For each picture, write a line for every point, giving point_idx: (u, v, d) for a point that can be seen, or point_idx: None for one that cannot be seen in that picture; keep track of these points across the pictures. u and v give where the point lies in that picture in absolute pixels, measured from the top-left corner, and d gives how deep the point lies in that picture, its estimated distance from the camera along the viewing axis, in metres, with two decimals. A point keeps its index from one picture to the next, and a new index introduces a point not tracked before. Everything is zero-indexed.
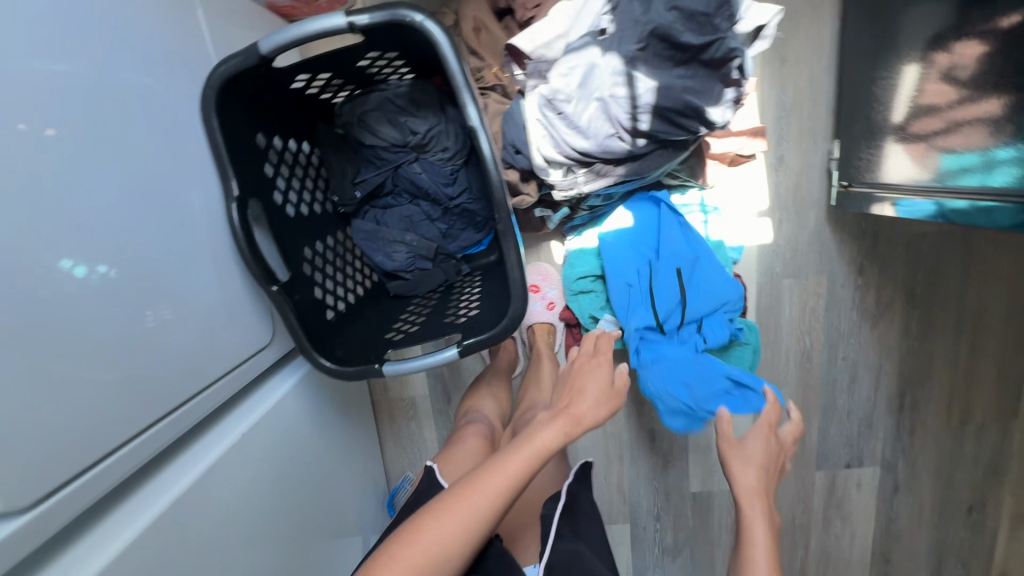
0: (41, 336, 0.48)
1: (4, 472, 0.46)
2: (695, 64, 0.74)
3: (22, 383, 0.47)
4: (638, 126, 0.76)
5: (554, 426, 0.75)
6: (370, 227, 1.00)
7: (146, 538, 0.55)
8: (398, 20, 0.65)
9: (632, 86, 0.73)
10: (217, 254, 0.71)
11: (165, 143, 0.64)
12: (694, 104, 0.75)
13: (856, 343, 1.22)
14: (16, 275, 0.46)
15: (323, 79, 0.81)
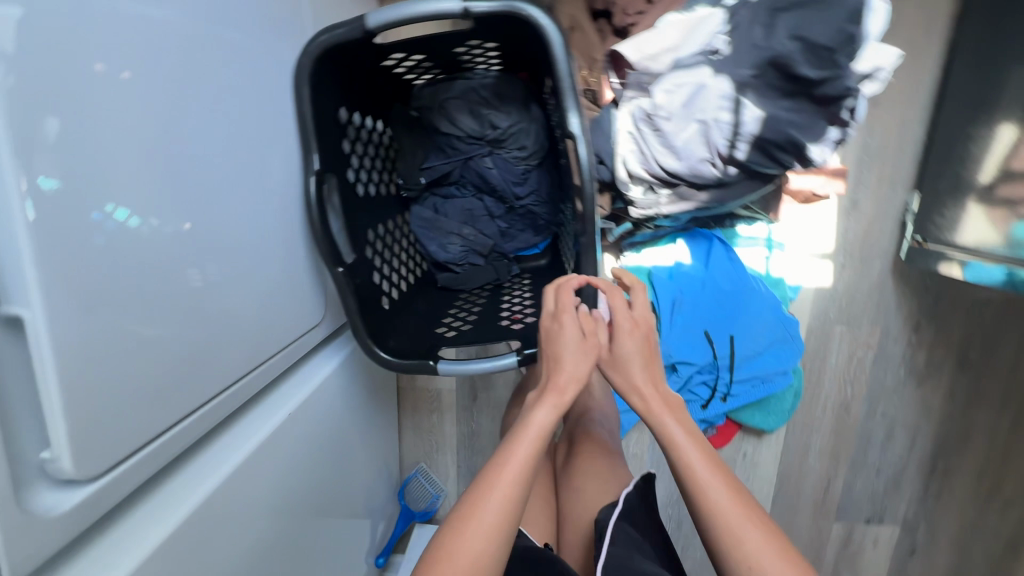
0: (134, 294, 0.46)
1: (90, 434, 0.43)
2: (804, 98, 0.70)
3: (113, 341, 0.44)
4: (734, 154, 0.73)
5: (544, 404, 0.71)
6: (428, 216, 0.98)
7: (199, 511, 0.54)
8: (514, 12, 0.62)
9: (738, 112, 0.70)
10: (289, 228, 0.69)
11: (256, 107, 0.61)
12: (796, 139, 0.72)
13: (898, 400, 1.18)
14: (116, 232, 0.44)
15: (414, 61, 0.79)
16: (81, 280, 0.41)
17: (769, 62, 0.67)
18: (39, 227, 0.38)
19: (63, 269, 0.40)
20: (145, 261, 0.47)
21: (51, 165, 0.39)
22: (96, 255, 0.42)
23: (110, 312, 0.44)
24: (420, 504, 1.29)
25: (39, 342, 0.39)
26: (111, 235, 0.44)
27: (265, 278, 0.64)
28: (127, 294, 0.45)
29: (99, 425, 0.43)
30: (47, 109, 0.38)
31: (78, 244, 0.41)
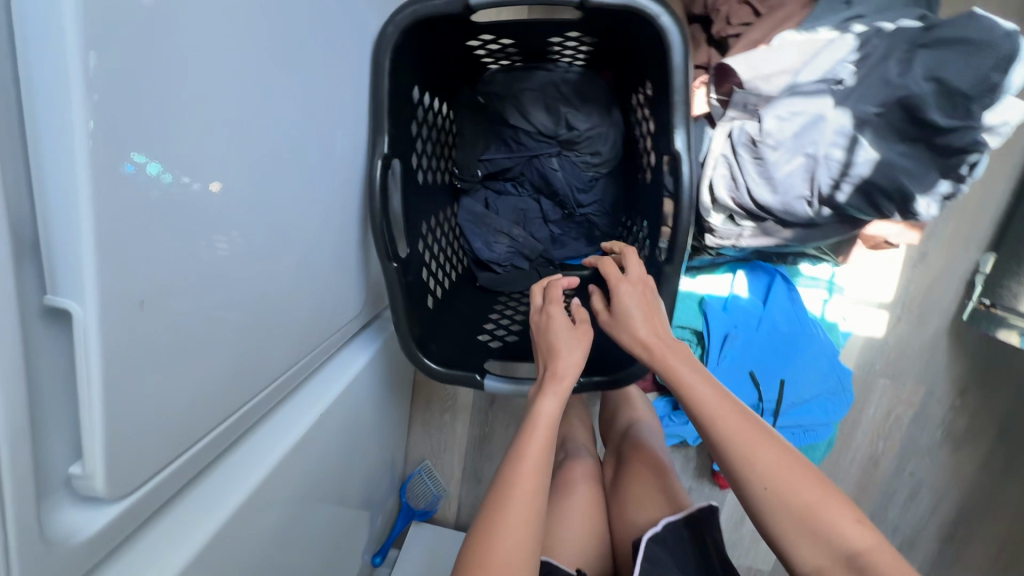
0: (192, 283, 0.40)
1: (131, 449, 0.37)
2: (921, 145, 0.64)
3: (164, 340, 0.38)
4: (835, 195, 0.67)
5: (548, 392, 0.64)
6: (477, 209, 0.90)
7: (229, 523, 0.48)
8: (635, 10, 0.54)
9: (852, 151, 0.63)
10: (343, 212, 0.62)
11: (331, 76, 0.54)
12: (906, 190, 0.65)
13: (929, 462, 1.14)
14: (182, 214, 0.38)
15: (501, 45, 0.72)
16: (139, 268, 0.35)
17: (895, 101, 0.61)
18: (105, 210, 0.31)
19: (124, 257, 0.33)
20: (206, 244, 0.41)
21: (122, 131, 0.32)
22: (159, 239, 0.36)
23: (168, 305, 0.38)
24: (421, 502, 1.24)
25: (88, 345, 0.32)
26: (178, 214, 0.37)
27: (315, 268, 0.58)
28: (186, 285, 0.39)
29: (135, 430, 0.37)
30: (121, 55, 0.31)
31: (142, 224, 0.34)
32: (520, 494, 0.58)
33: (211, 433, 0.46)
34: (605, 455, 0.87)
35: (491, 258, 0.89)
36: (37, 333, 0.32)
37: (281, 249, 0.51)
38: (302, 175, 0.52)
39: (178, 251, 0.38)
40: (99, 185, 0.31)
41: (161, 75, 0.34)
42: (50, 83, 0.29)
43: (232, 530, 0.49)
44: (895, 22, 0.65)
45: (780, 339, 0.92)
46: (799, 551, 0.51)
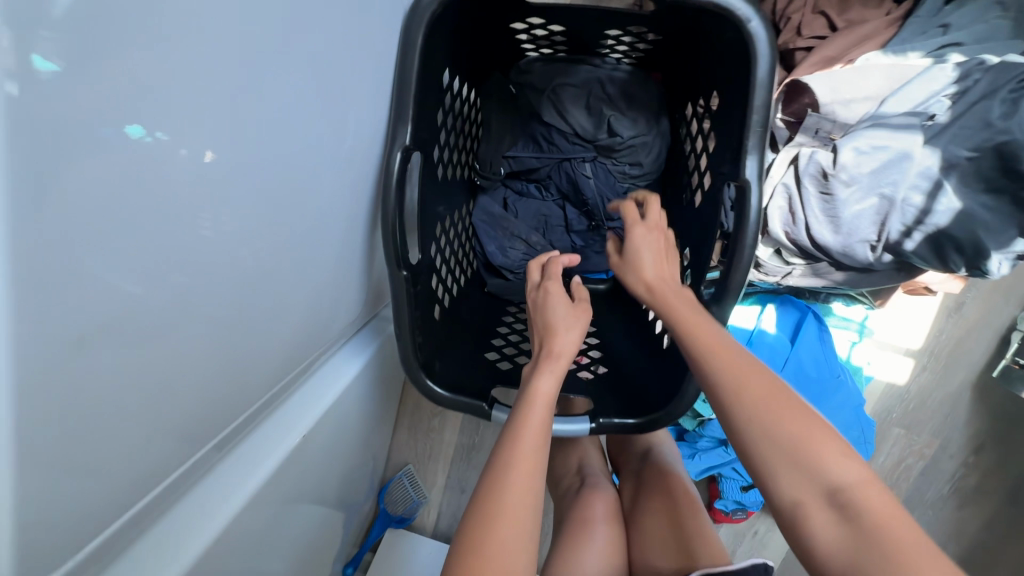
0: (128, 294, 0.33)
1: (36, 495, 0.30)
2: (1006, 198, 0.56)
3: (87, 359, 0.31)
4: (903, 243, 0.59)
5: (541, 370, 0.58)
6: (495, 209, 0.81)
7: None
8: (722, 8, 0.46)
9: (933, 198, 0.56)
10: (345, 207, 0.55)
11: (341, 52, 0.46)
12: (982, 244, 0.58)
13: (932, 517, 1.08)
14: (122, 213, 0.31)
15: (547, 30, 0.63)
16: (49, 275, 0.28)
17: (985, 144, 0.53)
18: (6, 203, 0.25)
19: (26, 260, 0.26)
20: (146, 247, 0.33)
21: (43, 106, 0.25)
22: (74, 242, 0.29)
23: (85, 319, 0.31)
24: (399, 508, 1.18)
25: None
26: (109, 213, 0.30)
27: (299, 271, 0.51)
28: (117, 292, 0.32)
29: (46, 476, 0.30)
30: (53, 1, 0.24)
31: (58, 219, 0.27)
32: (519, 475, 0.50)
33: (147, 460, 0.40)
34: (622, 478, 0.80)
35: (504, 264, 0.80)
36: None
37: (256, 253, 0.43)
38: (293, 165, 0.44)
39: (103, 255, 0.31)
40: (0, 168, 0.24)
41: (101, 34, 0.27)
42: None
43: None
44: (999, 56, 0.57)
45: (806, 382, 0.84)
46: (779, 479, 0.45)
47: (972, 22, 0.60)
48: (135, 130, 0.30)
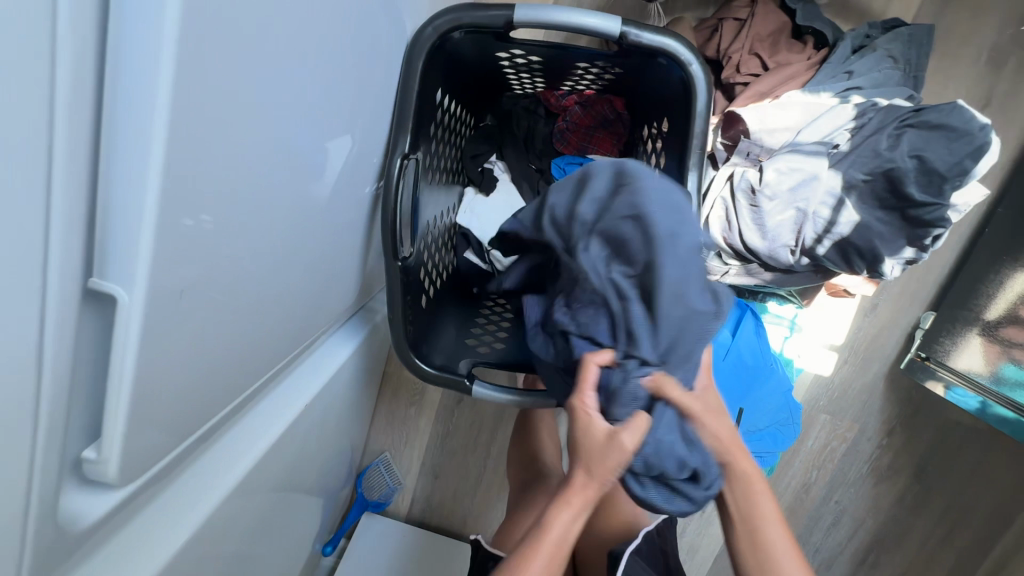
0: (219, 260, 0.37)
1: (148, 435, 0.34)
2: (895, 214, 0.69)
3: (185, 317, 0.34)
4: (815, 249, 0.72)
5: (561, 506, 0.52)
6: (645, 236, 0.52)
7: (201, 527, 0.47)
8: (672, 54, 0.57)
9: (838, 212, 0.69)
10: (355, 204, 0.62)
11: (366, 73, 0.54)
12: (878, 251, 0.70)
13: (852, 493, 1.25)
14: (225, 183, 0.36)
15: (527, 60, 0.73)
16: (187, 245, 0.33)
17: (874, 169, 0.67)
18: (164, 209, 0.29)
19: (178, 250, 0.32)
20: (248, 236, 0.40)
21: (192, 115, 0.30)
22: (208, 234, 0.35)
23: (195, 269, 0.34)
24: (375, 493, 1.24)
25: (128, 333, 0.30)
26: (222, 186, 0.35)
27: (320, 262, 0.58)
28: (223, 262, 0.38)
29: (151, 429, 0.34)
30: (203, 35, 0.29)
31: (207, 213, 0.34)
32: None
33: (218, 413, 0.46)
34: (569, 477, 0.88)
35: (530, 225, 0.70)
36: (78, 316, 0.29)
37: (306, 241, 0.51)
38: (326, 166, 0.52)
39: (225, 244, 0.37)
40: (170, 159, 0.29)
41: None
42: (136, 58, 0.27)
43: (200, 535, 0.47)
44: (889, 99, 0.71)
45: (743, 370, 0.96)
46: None
47: (870, 70, 0.74)
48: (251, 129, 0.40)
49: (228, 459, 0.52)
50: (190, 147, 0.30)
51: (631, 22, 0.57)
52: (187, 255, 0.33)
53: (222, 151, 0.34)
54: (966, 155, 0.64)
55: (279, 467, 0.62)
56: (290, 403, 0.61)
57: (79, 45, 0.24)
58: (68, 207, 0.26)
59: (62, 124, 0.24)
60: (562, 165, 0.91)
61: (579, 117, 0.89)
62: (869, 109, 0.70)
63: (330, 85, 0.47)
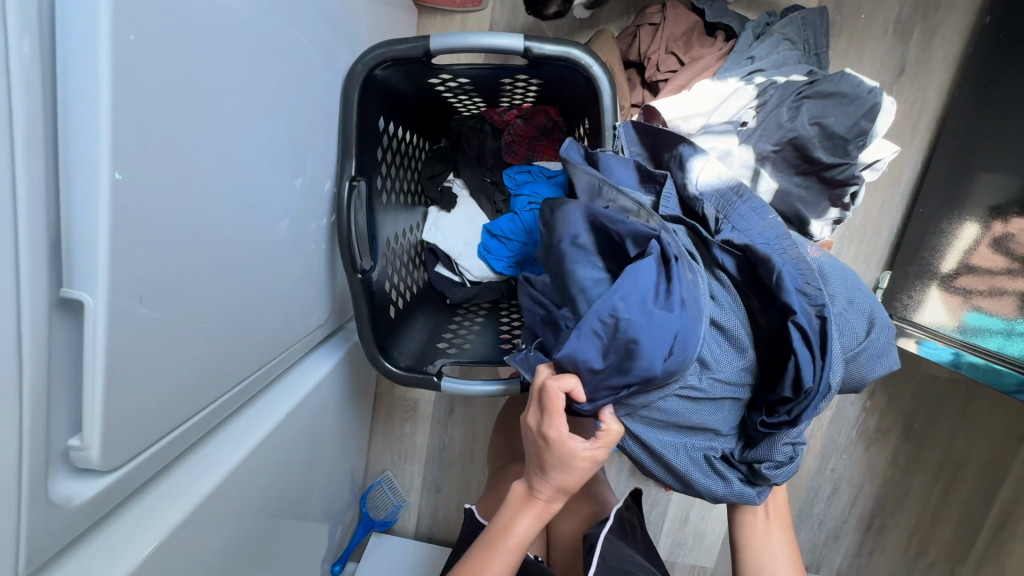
0: (176, 272, 0.43)
1: (124, 427, 0.40)
2: (812, 177, 0.75)
3: (146, 322, 0.41)
4: None
5: (523, 509, 0.58)
6: (870, 328, 0.57)
7: (187, 523, 0.52)
8: (573, 60, 0.64)
9: (756, 181, 0.75)
10: (313, 228, 0.69)
11: (304, 110, 0.62)
12: (801, 214, 0.76)
13: (847, 459, 1.28)
14: (173, 207, 0.42)
15: (458, 83, 0.81)
16: (146, 259, 0.40)
17: (784, 141, 0.73)
18: (115, 229, 0.36)
19: (136, 264, 0.39)
20: (202, 253, 0.47)
21: (133, 157, 0.37)
22: (161, 251, 0.42)
23: (153, 281, 0.41)
24: (380, 513, 1.28)
25: (95, 332, 0.36)
26: (173, 211, 0.42)
27: (286, 281, 0.64)
28: (186, 274, 0.45)
29: (127, 422, 0.41)
30: (133, 88, 0.37)
31: (158, 232, 0.41)
32: None
33: (193, 417, 0.52)
34: None
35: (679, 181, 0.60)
36: (54, 321, 0.35)
37: (262, 259, 0.58)
38: (277, 194, 0.59)
39: (177, 259, 0.44)
40: (115, 192, 0.36)
41: None
42: (81, 114, 0.34)
43: (188, 531, 0.52)
44: (788, 76, 0.78)
45: None
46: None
47: (770, 53, 0.82)
48: (214, 155, 0.47)
49: (211, 464, 0.57)
50: (135, 179, 0.38)
51: (532, 38, 0.64)
52: (145, 266, 0.40)
53: (167, 181, 0.41)
54: (863, 117, 0.71)
55: (267, 471, 0.67)
56: (268, 413, 0.67)
57: (30, 106, 0.32)
58: (32, 231, 0.33)
59: (23, 168, 0.32)
60: (513, 175, 1.00)
61: (523, 129, 0.98)
62: (771, 91, 0.77)
63: (266, 122, 0.55)
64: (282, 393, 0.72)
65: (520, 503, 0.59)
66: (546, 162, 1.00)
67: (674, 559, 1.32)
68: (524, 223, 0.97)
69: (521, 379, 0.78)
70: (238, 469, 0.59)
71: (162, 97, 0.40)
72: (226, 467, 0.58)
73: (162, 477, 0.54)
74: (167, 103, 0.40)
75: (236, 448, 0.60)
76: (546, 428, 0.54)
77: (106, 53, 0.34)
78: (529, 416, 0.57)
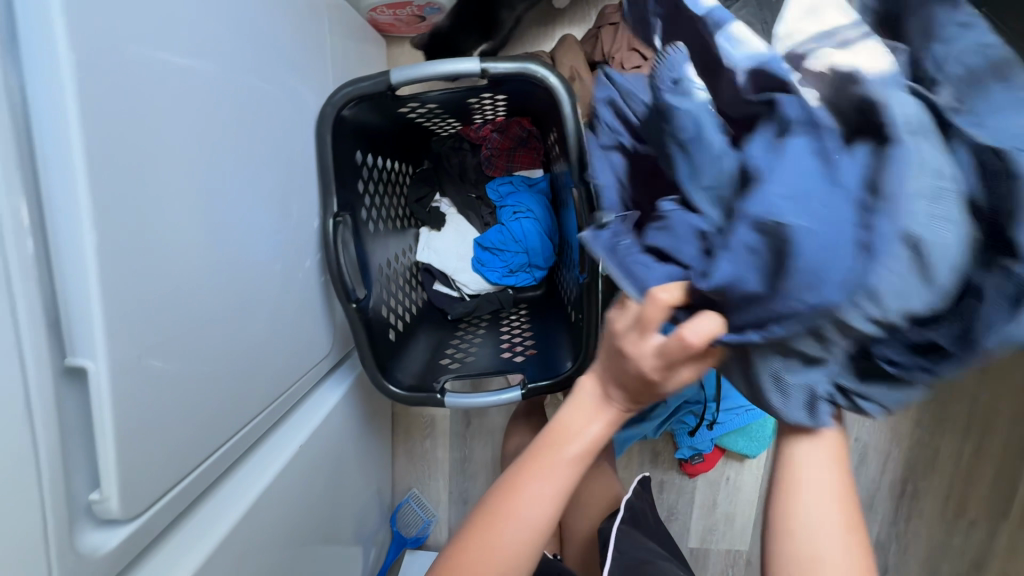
0: (173, 328, 0.47)
1: (140, 476, 0.44)
2: None
3: (143, 378, 0.44)
4: None
5: (592, 413, 0.48)
6: None
7: (213, 560, 0.55)
8: (529, 74, 0.67)
9: None
10: (305, 266, 0.72)
11: (281, 155, 0.65)
12: None
13: (869, 427, 1.26)
14: (162, 267, 0.46)
15: (428, 108, 0.83)
16: (140, 318, 0.43)
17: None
18: (107, 297, 0.40)
19: (131, 325, 0.42)
20: (196, 307, 0.50)
21: (117, 229, 0.41)
22: (155, 311, 0.45)
23: (146, 342, 0.44)
24: (412, 530, 1.30)
25: (102, 395, 0.40)
26: (163, 273, 0.46)
27: (283, 319, 0.67)
28: (181, 328, 0.48)
29: (143, 469, 0.44)
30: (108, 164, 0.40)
31: (147, 293, 0.44)
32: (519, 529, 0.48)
33: (208, 458, 0.54)
34: None
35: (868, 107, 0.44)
36: (63, 389, 0.39)
37: (257, 301, 0.61)
38: (265, 238, 0.62)
39: (174, 314, 0.47)
40: (103, 262, 0.39)
41: None
42: (62, 199, 0.38)
43: (215, 566, 0.55)
44: None
45: None
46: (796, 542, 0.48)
47: None
48: (199, 211, 0.50)
49: (232, 501, 0.60)
50: (121, 248, 0.41)
51: (486, 58, 0.67)
52: (142, 326, 0.43)
53: (150, 247, 0.44)
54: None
55: (288, 502, 0.70)
56: (281, 448, 0.70)
57: (15, 202, 0.35)
58: (30, 310, 0.36)
59: (14, 256, 0.35)
60: (495, 187, 1.04)
61: (500, 142, 1.01)
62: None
63: (245, 174, 0.58)
64: (295, 427, 0.75)
65: (592, 415, 0.48)
66: (525, 171, 1.03)
67: (708, 546, 1.32)
68: (514, 233, 1.00)
69: (521, 387, 0.80)
70: (258, 503, 0.62)
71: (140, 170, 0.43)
72: (247, 502, 0.61)
73: (185, 519, 0.57)
74: (144, 174, 0.44)
75: (252, 484, 0.63)
76: (645, 356, 0.41)
77: (78, 136, 0.38)
78: (616, 323, 0.44)
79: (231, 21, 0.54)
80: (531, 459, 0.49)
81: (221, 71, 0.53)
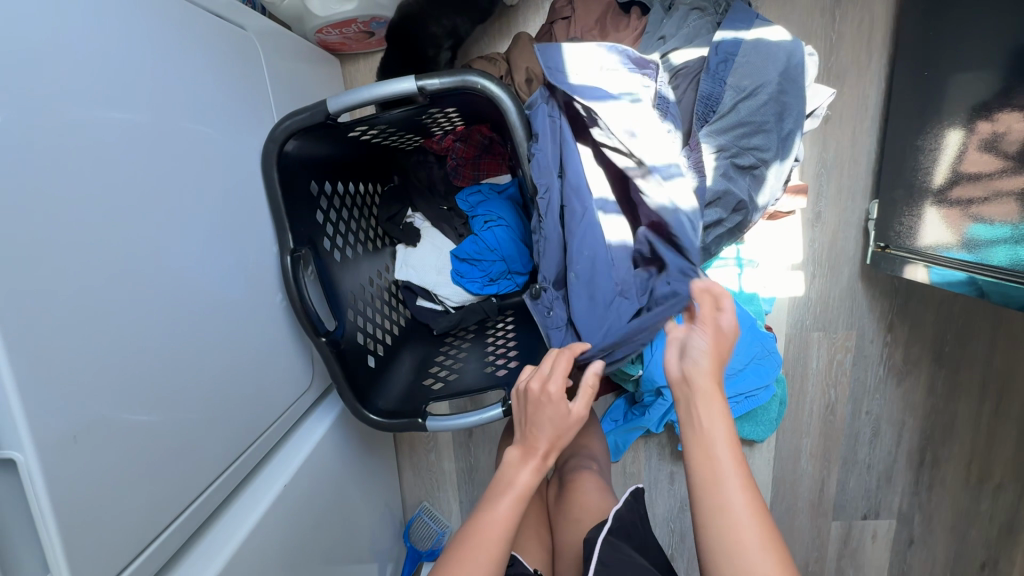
0: (107, 392, 0.47)
1: (81, 542, 0.44)
2: (782, 105, 0.78)
3: (79, 450, 0.44)
4: (741, 156, 0.79)
5: (523, 463, 0.64)
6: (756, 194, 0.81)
7: None
8: (468, 86, 0.65)
9: (732, 119, 0.78)
10: (268, 305, 0.71)
11: (223, 198, 0.64)
12: (780, 140, 0.79)
13: (880, 399, 1.22)
14: (86, 337, 0.45)
15: (380, 129, 0.82)
16: (59, 395, 0.42)
17: (729, 123, 0.77)
18: (25, 390, 0.40)
19: (47, 403, 0.41)
20: (137, 376, 0.50)
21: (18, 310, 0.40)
22: (82, 384, 0.44)
23: (74, 420, 0.44)
24: (426, 543, 1.27)
25: (33, 478, 0.40)
26: (92, 343, 0.45)
27: (248, 363, 0.67)
28: (120, 394, 0.48)
29: (88, 533, 0.45)
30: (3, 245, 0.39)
31: (69, 368, 0.43)
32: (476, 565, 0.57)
33: (175, 519, 0.55)
34: (552, 476, 0.88)
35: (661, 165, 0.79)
36: None
37: (212, 353, 0.60)
38: (216, 286, 0.61)
39: (110, 387, 0.47)
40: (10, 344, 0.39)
41: None
42: None
43: None
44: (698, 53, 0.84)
45: None
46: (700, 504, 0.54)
47: (678, 27, 0.86)
48: (128, 274, 0.50)
49: (210, 552, 0.60)
50: (28, 329, 0.40)
51: (422, 77, 0.65)
52: (63, 401, 0.43)
53: (65, 324, 0.43)
54: (788, 87, 0.78)
55: (277, 543, 0.70)
56: (262, 490, 0.70)
57: None
58: None
59: None
60: (465, 198, 1.03)
61: (464, 152, 1.02)
62: (715, 63, 0.80)
63: (186, 229, 0.57)
64: (277, 466, 0.74)
65: (521, 467, 0.63)
66: (493, 178, 1.05)
67: None
68: (488, 242, 0.98)
69: (503, 403, 0.79)
70: (238, 551, 0.62)
71: (48, 244, 0.42)
72: (225, 552, 0.60)
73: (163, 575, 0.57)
74: (55, 247, 0.43)
75: (232, 533, 0.63)
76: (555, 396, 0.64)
77: None
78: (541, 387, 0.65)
79: (144, 73, 0.53)
80: (482, 505, 0.62)
81: (146, 132, 0.53)
